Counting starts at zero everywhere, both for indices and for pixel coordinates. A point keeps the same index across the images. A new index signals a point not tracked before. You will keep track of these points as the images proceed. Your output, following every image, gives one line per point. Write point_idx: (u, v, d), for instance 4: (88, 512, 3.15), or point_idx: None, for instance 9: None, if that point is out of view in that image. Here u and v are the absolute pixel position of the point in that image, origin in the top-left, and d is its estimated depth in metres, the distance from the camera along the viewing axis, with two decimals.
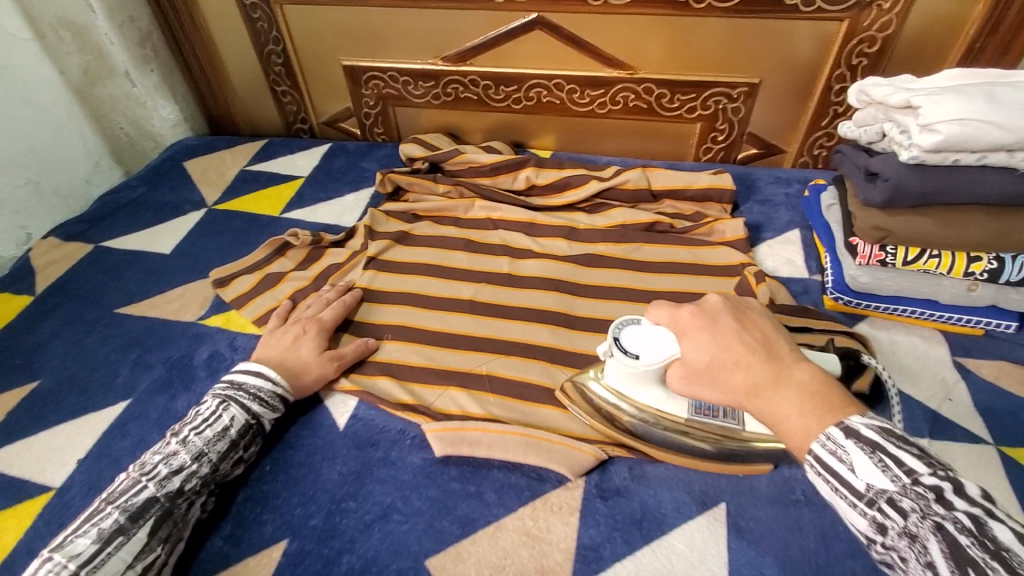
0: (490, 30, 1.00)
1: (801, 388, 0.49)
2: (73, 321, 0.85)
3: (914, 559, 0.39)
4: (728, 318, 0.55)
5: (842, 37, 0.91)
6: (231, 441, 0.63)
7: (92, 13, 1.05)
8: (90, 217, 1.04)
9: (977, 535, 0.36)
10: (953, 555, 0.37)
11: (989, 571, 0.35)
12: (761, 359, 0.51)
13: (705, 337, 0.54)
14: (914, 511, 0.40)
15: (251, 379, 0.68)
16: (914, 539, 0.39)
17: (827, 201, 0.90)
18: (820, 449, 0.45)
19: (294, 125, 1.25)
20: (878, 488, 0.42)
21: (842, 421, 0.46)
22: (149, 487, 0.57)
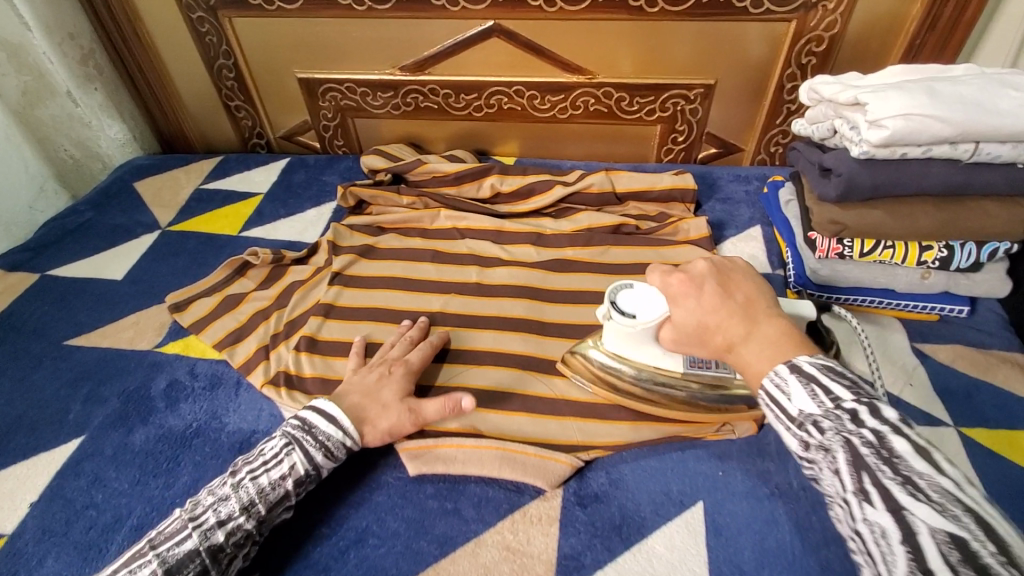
0: (447, 39, 0.99)
1: (768, 340, 0.53)
2: (17, 357, 0.81)
3: (827, 467, 0.44)
4: (710, 283, 0.59)
5: (791, 37, 0.93)
6: (285, 492, 0.59)
7: (29, 32, 1.00)
8: (34, 245, 0.98)
9: (879, 448, 0.41)
10: (854, 462, 0.42)
11: (878, 473, 0.40)
12: (739, 320, 0.55)
13: (692, 302, 0.58)
14: (831, 430, 0.44)
15: (323, 424, 0.62)
16: (829, 452, 0.44)
17: (786, 197, 0.92)
18: (768, 383, 0.50)
19: (251, 140, 1.21)
20: (806, 411, 0.46)
21: (789, 360, 0.50)
22: (193, 538, 0.54)
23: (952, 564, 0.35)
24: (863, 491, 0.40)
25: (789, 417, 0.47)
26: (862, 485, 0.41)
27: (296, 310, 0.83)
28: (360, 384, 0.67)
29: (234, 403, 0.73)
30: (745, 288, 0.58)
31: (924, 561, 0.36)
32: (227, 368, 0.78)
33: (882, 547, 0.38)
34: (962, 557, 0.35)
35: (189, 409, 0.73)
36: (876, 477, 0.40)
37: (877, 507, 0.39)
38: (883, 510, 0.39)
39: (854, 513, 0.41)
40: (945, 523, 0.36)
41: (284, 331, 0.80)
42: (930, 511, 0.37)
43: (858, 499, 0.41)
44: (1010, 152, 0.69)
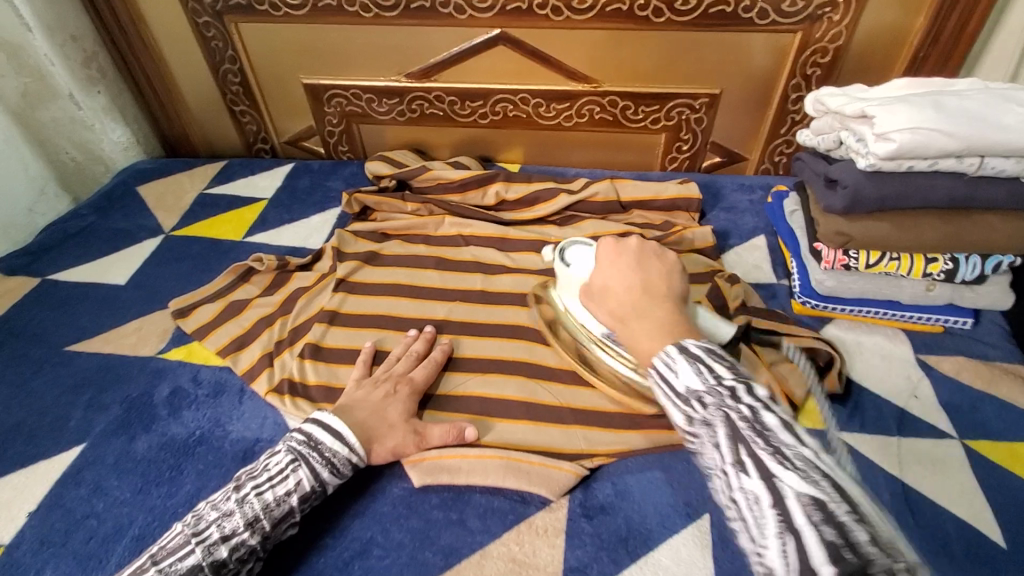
0: (453, 47, 0.99)
1: (655, 324, 0.57)
2: (18, 363, 0.80)
3: (709, 443, 0.46)
4: (630, 261, 0.64)
5: (796, 48, 0.94)
6: (290, 508, 0.58)
7: (30, 32, 0.99)
8: (35, 249, 0.98)
9: (753, 421, 0.45)
10: (732, 434, 0.45)
11: (753, 444, 0.44)
12: (638, 296, 0.60)
13: (609, 270, 0.64)
14: (711, 408, 0.47)
15: (328, 439, 0.62)
16: (710, 428, 0.47)
17: (791, 207, 0.92)
18: (659, 363, 0.52)
19: (255, 145, 1.21)
20: (692, 390, 0.49)
21: (677, 340, 0.53)
22: (196, 553, 0.53)
23: (816, 523, 0.38)
24: (739, 461, 0.44)
25: (676, 398, 0.49)
26: (741, 457, 0.44)
27: (301, 317, 0.83)
28: (366, 401, 0.67)
29: (238, 411, 0.73)
30: (660, 273, 0.63)
31: (793, 525, 0.39)
32: (231, 375, 0.77)
33: (757, 514, 0.41)
34: (823, 517, 0.38)
35: (192, 416, 0.72)
36: (751, 448, 0.44)
37: (753, 476, 0.42)
38: (756, 478, 0.42)
39: (732, 485, 0.44)
40: (808, 488, 0.40)
41: (288, 338, 0.80)
42: (796, 478, 0.41)
43: (735, 469, 0.44)
44: (1015, 167, 0.69)
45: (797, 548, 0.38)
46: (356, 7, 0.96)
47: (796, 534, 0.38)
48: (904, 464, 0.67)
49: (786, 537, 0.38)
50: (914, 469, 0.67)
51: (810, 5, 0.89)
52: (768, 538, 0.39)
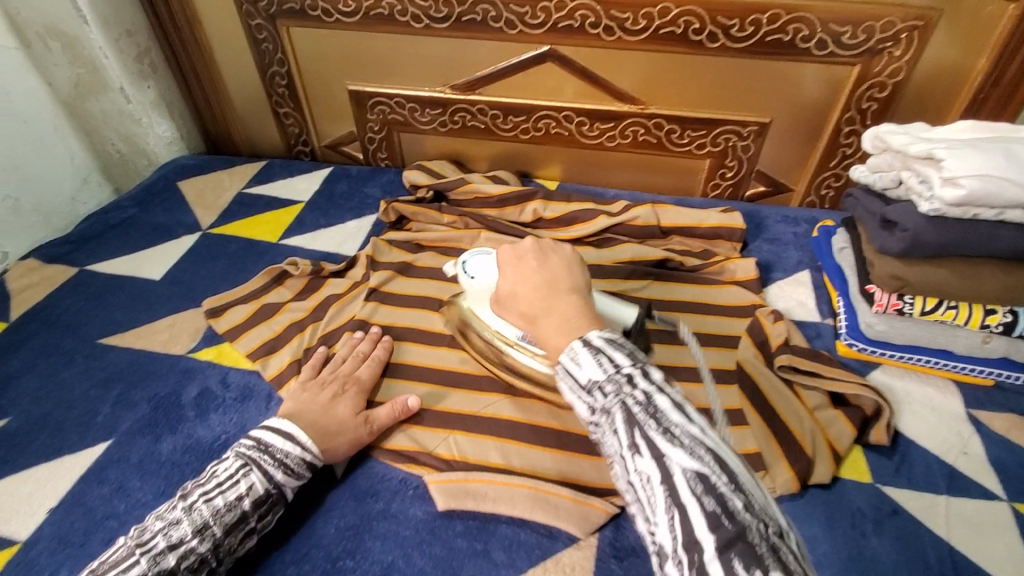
0: (499, 62, 0.99)
1: (563, 315, 0.53)
2: (51, 353, 0.80)
3: (608, 430, 0.45)
4: (529, 259, 0.60)
5: (854, 81, 0.91)
6: (242, 512, 0.57)
7: (86, 26, 1.00)
8: (75, 238, 0.99)
9: (647, 405, 0.43)
10: (628, 421, 0.43)
11: (647, 429, 0.42)
12: (540, 294, 0.56)
13: (507, 271, 0.61)
14: (609, 394, 0.45)
15: (279, 442, 0.62)
16: (609, 416, 0.44)
17: (839, 244, 0.89)
18: (562, 356, 0.48)
19: (295, 147, 1.22)
20: (594, 381, 0.46)
21: (582, 335, 0.49)
22: (141, 563, 0.51)
23: (698, 496, 0.38)
24: (634, 446, 0.42)
25: (579, 389, 0.46)
26: (637, 443, 0.42)
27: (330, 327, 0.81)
28: (313, 404, 0.67)
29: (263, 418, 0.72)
30: (557, 266, 0.59)
31: (680, 500, 0.39)
32: (259, 380, 0.76)
33: (650, 495, 0.41)
34: (705, 489, 0.38)
35: (218, 420, 0.71)
36: (645, 434, 0.42)
37: (645, 459, 0.41)
38: (649, 461, 0.41)
39: (628, 468, 0.43)
40: (693, 464, 0.39)
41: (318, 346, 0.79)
42: (684, 455, 0.40)
43: (630, 453, 0.42)
44: None
45: (683, 525, 0.38)
46: (408, 17, 0.96)
47: (681, 512, 0.39)
48: (951, 526, 0.63)
49: (674, 513, 0.39)
50: (963, 532, 0.63)
51: (872, 38, 0.86)
52: (660, 515, 0.40)
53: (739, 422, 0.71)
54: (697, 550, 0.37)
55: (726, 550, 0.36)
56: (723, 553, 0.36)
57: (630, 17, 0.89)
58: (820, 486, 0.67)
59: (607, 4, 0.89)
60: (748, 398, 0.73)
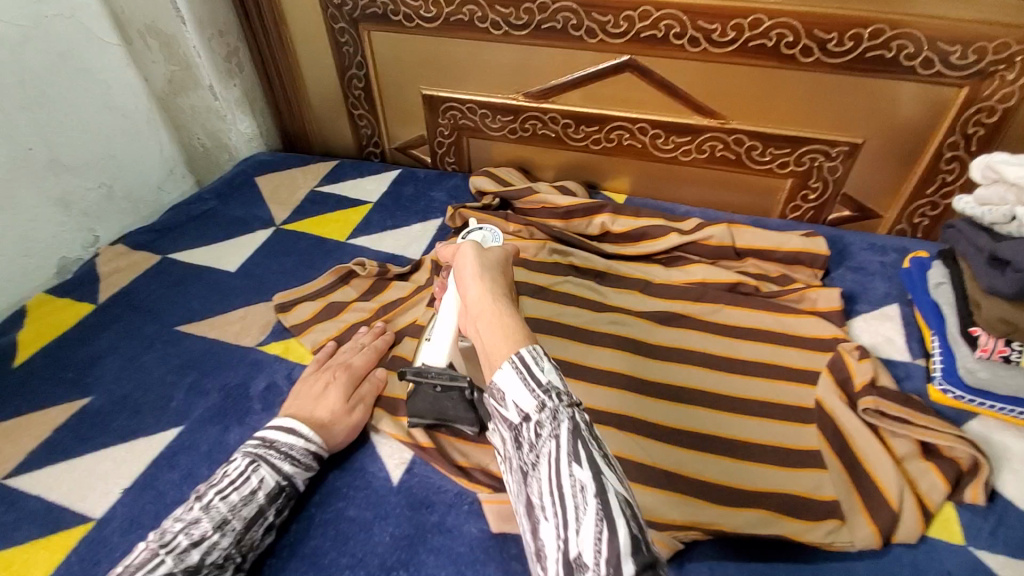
0: (576, 70, 0.97)
1: (503, 322, 0.47)
2: (133, 336, 0.85)
3: (548, 433, 0.41)
4: (483, 257, 0.56)
5: (959, 105, 0.83)
6: (258, 506, 0.58)
7: (183, 25, 1.06)
8: (160, 226, 1.04)
9: (591, 429, 0.41)
10: (574, 434, 0.40)
11: (591, 446, 0.39)
12: (493, 300, 0.50)
13: (465, 270, 0.54)
14: (564, 401, 0.42)
15: (284, 436, 0.63)
16: (554, 421, 0.41)
17: (935, 279, 0.81)
18: (523, 355, 0.43)
19: (366, 148, 1.24)
20: (553, 386, 0.42)
21: (532, 344, 0.45)
22: (167, 562, 0.51)
23: (628, 519, 0.36)
24: (574, 457, 0.39)
25: (534, 388, 0.42)
26: (576, 451, 0.39)
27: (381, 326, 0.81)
28: (306, 396, 0.70)
29: None
30: (494, 269, 0.55)
31: (610, 514, 0.36)
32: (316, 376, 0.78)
33: (578, 503, 0.37)
34: (631, 516, 0.37)
35: None
36: (588, 449, 0.39)
37: (583, 467, 0.38)
38: (588, 469, 0.38)
39: (559, 471, 0.39)
40: (623, 490, 0.39)
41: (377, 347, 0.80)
42: (615, 479, 0.39)
43: (568, 461, 0.39)
44: None
45: (609, 543, 0.35)
46: (488, 24, 0.96)
47: (612, 531, 0.35)
48: None
49: (602, 526, 0.36)
50: None
51: (984, 59, 0.79)
52: (584, 526, 0.36)
53: (815, 465, 0.66)
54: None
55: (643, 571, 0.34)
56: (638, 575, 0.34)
57: (718, 28, 0.86)
58: (906, 545, 0.61)
59: (694, 15, 0.85)
60: (829, 441, 0.68)
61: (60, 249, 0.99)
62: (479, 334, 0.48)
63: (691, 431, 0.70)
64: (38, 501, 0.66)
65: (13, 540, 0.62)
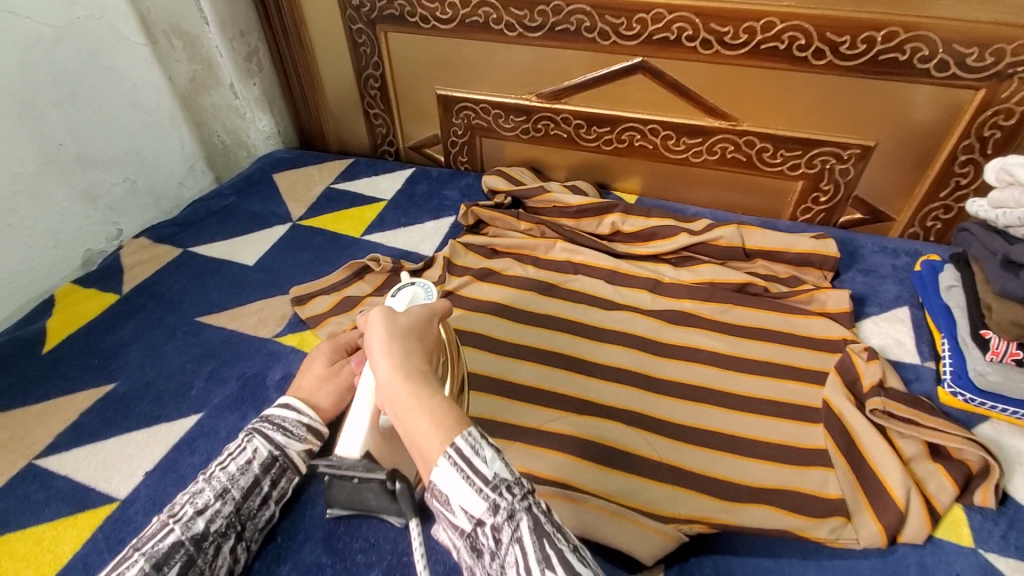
0: (589, 72, 0.98)
1: (425, 413, 0.43)
2: (156, 326, 0.87)
3: (507, 537, 0.40)
4: (394, 324, 0.49)
5: (976, 107, 0.83)
6: (254, 475, 0.60)
7: (207, 27, 1.09)
8: (181, 221, 1.07)
9: (549, 517, 0.42)
10: (535, 528, 0.40)
11: (554, 539, 0.40)
12: (406, 382, 0.44)
13: (374, 345, 0.48)
14: (516, 495, 0.41)
15: (277, 411, 0.65)
16: (512, 521, 0.41)
17: (947, 282, 0.82)
18: (459, 441, 0.41)
19: (381, 147, 1.27)
20: (501, 478, 0.41)
21: (462, 431, 0.42)
22: (175, 530, 0.54)
23: None
24: (543, 559, 0.39)
25: (482, 488, 0.41)
26: (544, 553, 0.39)
27: None
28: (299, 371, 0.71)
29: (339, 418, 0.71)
30: (407, 340, 0.48)
31: None
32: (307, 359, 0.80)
33: None
34: None
35: None
36: (553, 543, 0.40)
37: (556, 570, 0.38)
38: (560, 571, 0.38)
39: None
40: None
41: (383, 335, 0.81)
42: (584, 565, 0.40)
43: (540, 566, 0.39)
44: None
45: None
46: (503, 26, 0.98)
47: None
48: None
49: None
50: None
51: (1002, 62, 0.79)
52: None
53: (822, 463, 0.67)
54: None
55: None
56: None
57: (731, 31, 0.86)
58: (913, 545, 0.61)
59: (707, 17, 0.86)
60: (835, 440, 0.69)
61: (85, 241, 1.03)
62: (405, 426, 0.43)
63: (697, 427, 0.71)
64: (66, 480, 0.68)
65: (43, 517, 0.65)
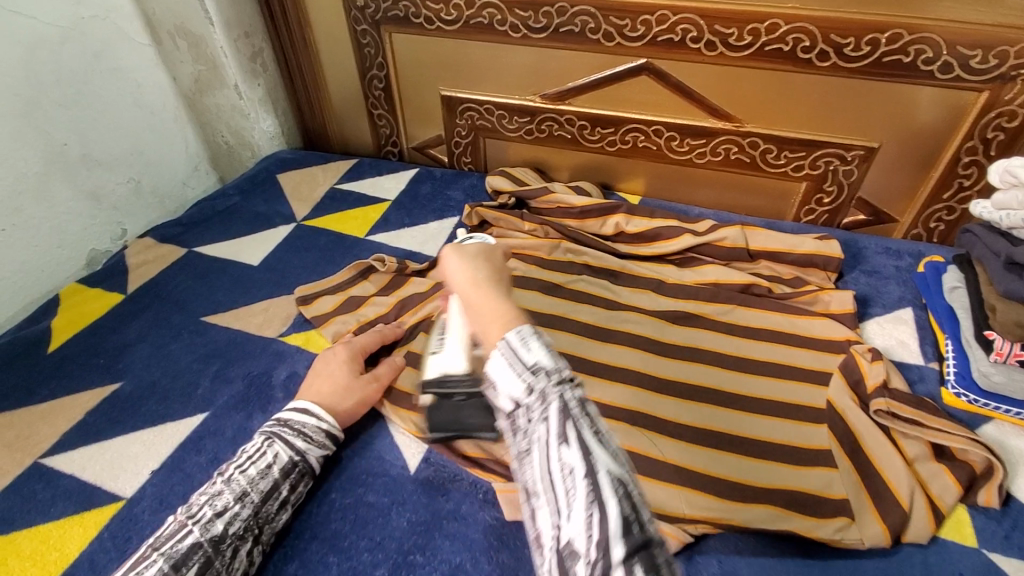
0: (592, 73, 0.99)
1: (498, 315, 0.45)
2: (161, 325, 0.88)
3: (537, 417, 0.38)
4: (467, 251, 0.54)
5: (979, 109, 0.84)
6: (273, 479, 0.60)
7: (211, 27, 1.07)
8: (186, 221, 1.07)
9: (583, 406, 0.38)
10: (563, 411, 0.37)
11: (581, 425, 0.37)
12: (482, 293, 0.48)
13: (450, 268, 0.52)
14: (552, 379, 0.39)
15: (297, 416, 0.66)
16: (542, 403, 0.38)
17: (951, 283, 0.82)
18: (508, 337, 0.42)
19: (384, 148, 1.27)
20: (541, 365, 0.40)
21: (518, 329, 0.42)
22: (194, 532, 0.54)
23: (619, 499, 0.34)
24: (562, 438, 0.37)
25: (522, 371, 0.40)
26: (566, 432, 0.37)
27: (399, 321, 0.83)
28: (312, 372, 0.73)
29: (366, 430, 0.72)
30: (481, 263, 0.52)
31: (601, 495, 0.34)
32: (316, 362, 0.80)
33: (568, 486, 0.35)
34: (624, 495, 0.34)
35: None
36: (579, 428, 0.37)
37: (572, 448, 0.36)
38: (576, 451, 0.36)
39: (549, 455, 0.37)
40: (619, 472, 0.36)
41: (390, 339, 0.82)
42: (609, 455, 0.36)
43: (558, 443, 0.37)
44: None
45: (600, 524, 0.33)
46: (507, 27, 0.98)
47: (600, 509, 0.33)
48: None
49: (594, 519, 0.33)
50: None
51: (1006, 64, 0.79)
52: (575, 512, 0.35)
53: (826, 463, 0.67)
54: (605, 558, 0.32)
55: (630, 554, 0.32)
56: (627, 559, 0.32)
57: (735, 33, 0.87)
58: (917, 545, 0.61)
59: (711, 19, 0.87)
60: (840, 440, 0.69)
61: (90, 241, 1.03)
62: (481, 329, 0.46)
63: (701, 427, 0.71)
64: (73, 479, 0.68)
65: (51, 515, 0.65)
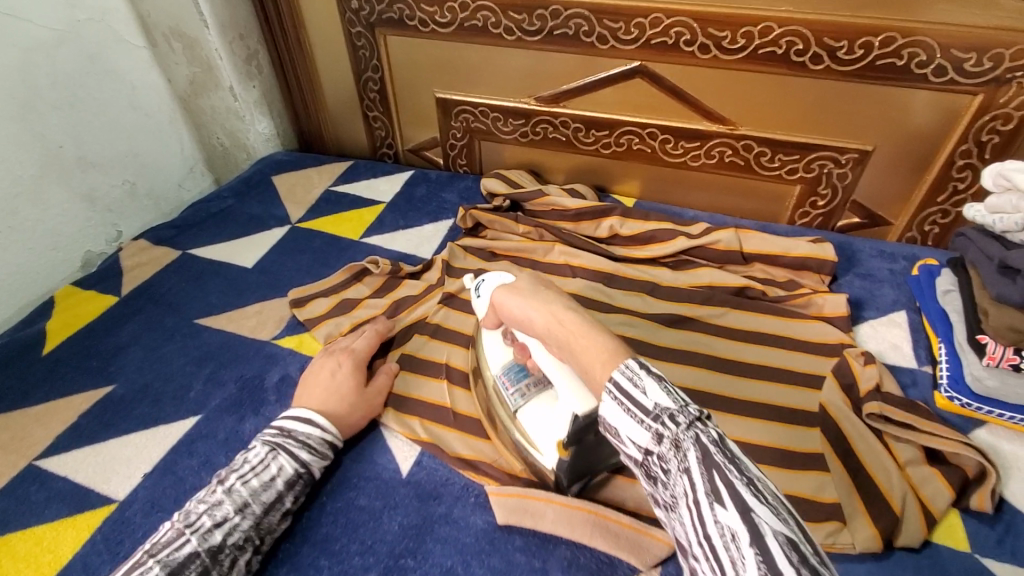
0: (586, 76, 0.99)
1: (593, 349, 0.46)
2: (154, 328, 0.87)
3: (676, 467, 0.38)
4: (526, 291, 0.56)
5: (973, 112, 0.83)
6: (277, 491, 0.60)
7: (206, 29, 1.09)
8: (180, 223, 1.07)
9: (725, 448, 0.36)
10: (704, 459, 0.36)
11: (728, 473, 0.35)
12: (567, 329, 0.49)
13: (522, 310, 0.54)
14: (682, 424, 0.38)
15: (301, 427, 0.65)
16: (678, 450, 0.37)
17: (945, 286, 0.82)
18: (618, 376, 0.42)
19: (380, 149, 1.27)
20: (663, 407, 0.39)
21: (625, 366, 0.43)
22: (191, 541, 0.54)
23: (796, 565, 0.31)
24: (711, 492, 0.35)
25: (645, 417, 0.40)
26: (714, 487, 0.35)
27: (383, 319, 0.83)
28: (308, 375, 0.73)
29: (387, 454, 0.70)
30: (549, 298, 0.53)
31: (774, 564, 0.31)
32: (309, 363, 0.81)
33: (730, 549, 0.33)
34: (800, 559, 0.31)
35: None
36: (726, 477, 0.35)
37: (727, 507, 0.34)
38: (731, 509, 0.34)
39: (701, 514, 0.35)
40: (783, 526, 0.33)
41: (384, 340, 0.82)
42: (768, 510, 0.33)
43: (709, 499, 0.35)
44: None
45: None
46: (501, 30, 0.98)
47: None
48: None
49: None
50: None
51: (1001, 67, 0.79)
52: None
53: (819, 467, 0.66)
54: None
55: None
56: None
57: (728, 36, 0.87)
58: (908, 550, 0.61)
59: (705, 22, 0.87)
60: (831, 444, 0.69)
61: (84, 242, 1.03)
62: (579, 365, 0.47)
63: None
64: (65, 482, 0.68)
65: (43, 517, 0.65)
